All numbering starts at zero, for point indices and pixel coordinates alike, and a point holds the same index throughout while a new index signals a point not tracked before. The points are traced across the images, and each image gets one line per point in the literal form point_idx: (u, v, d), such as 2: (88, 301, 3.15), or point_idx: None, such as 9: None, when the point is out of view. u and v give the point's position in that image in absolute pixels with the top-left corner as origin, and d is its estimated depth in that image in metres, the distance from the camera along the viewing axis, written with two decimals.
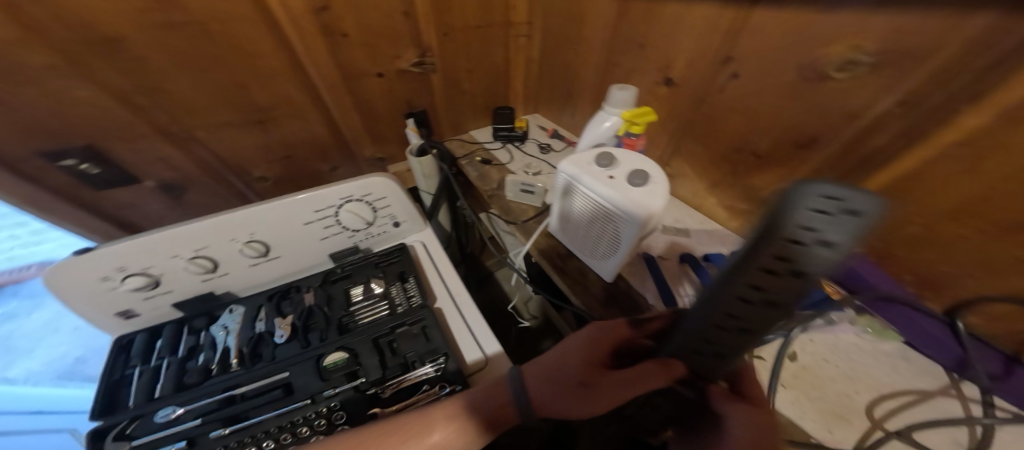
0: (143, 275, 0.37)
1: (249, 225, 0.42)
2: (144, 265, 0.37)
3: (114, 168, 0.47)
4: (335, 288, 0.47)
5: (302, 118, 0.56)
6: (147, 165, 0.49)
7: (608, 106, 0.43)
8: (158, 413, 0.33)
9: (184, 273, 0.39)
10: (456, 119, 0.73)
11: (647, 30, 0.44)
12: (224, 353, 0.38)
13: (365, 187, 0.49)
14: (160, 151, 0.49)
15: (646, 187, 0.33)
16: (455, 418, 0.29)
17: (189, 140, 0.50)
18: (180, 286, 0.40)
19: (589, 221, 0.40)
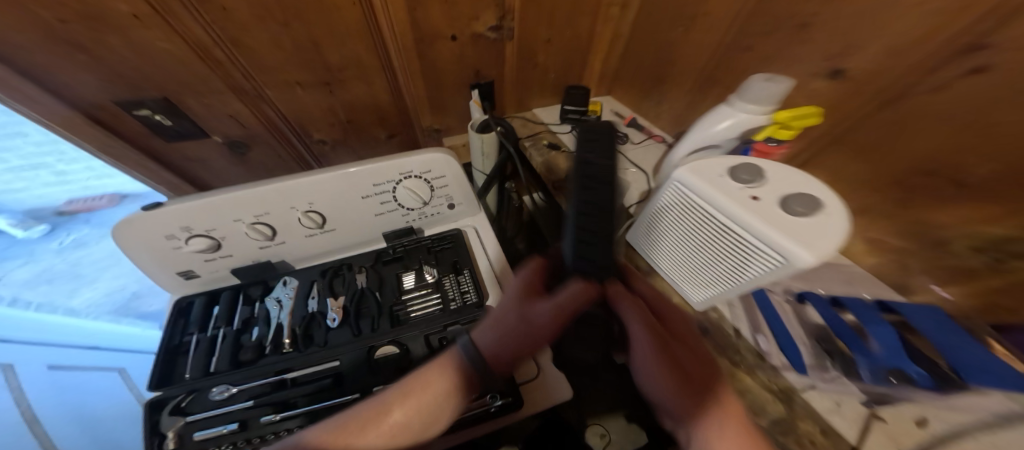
0: (205, 237, 0.35)
1: (308, 193, 0.40)
2: (208, 227, 0.35)
3: (186, 122, 0.46)
4: (386, 271, 0.45)
5: (368, 83, 0.51)
6: (215, 119, 0.47)
7: (745, 103, 0.37)
8: (213, 390, 0.32)
9: (244, 238, 0.38)
10: (523, 95, 0.66)
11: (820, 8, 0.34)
12: (277, 331, 0.37)
13: (425, 164, 0.46)
14: (229, 107, 0.46)
15: (812, 219, 0.25)
16: (419, 398, 0.28)
17: (256, 98, 0.47)
18: (240, 251, 0.38)
19: (701, 245, 0.33)
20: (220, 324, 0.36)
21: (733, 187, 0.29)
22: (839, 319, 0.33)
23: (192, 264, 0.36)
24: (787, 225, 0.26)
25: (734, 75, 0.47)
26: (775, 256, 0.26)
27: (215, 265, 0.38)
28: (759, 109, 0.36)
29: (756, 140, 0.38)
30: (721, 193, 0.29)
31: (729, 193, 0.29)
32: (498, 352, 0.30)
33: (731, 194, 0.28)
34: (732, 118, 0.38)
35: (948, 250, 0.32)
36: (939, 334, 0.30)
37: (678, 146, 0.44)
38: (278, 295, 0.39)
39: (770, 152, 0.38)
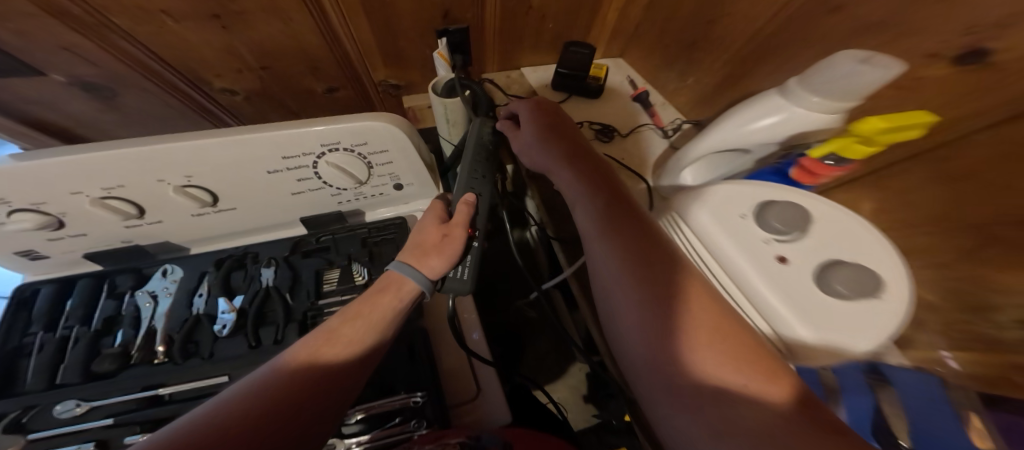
0: (36, 213, 0.28)
1: (182, 165, 0.29)
2: (34, 201, 0.27)
3: (4, 57, 0.35)
4: (306, 263, 0.37)
5: (283, 18, 0.40)
6: (48, 55, 0.36)
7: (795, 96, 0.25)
8: (57, 408, 0.27)
9: (96, 216, 0.30)
10: (507, 48, 0.56)
11: None
12: (146, 337, 0.30)
13: (357, 135, 0.32)
14: (64, 41, 0.34)
15: (857, 305, 0.23)
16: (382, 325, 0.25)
17: (102, 29, 0.35)
18: (98, 230, 0.31)
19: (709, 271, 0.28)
20: (73, 323, 0.31)
21: (752, 235, 0.27)
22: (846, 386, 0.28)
23: (32, 244, 0.31)
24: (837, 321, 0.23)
25: (776, 42, 0.35)
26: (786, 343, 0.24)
27: (67, 244, 0.32)
28: (828, 102, 0.23)
29: (809, 154, 0.28)
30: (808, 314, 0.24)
31: (753, 250, 0.26)
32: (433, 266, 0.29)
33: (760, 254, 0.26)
34: (782, 113, 0.25)
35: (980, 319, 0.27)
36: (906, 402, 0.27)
37: (695, 145, 0.32)
38: (153, 289, 0.33)
39: (821, 172, 0.28)
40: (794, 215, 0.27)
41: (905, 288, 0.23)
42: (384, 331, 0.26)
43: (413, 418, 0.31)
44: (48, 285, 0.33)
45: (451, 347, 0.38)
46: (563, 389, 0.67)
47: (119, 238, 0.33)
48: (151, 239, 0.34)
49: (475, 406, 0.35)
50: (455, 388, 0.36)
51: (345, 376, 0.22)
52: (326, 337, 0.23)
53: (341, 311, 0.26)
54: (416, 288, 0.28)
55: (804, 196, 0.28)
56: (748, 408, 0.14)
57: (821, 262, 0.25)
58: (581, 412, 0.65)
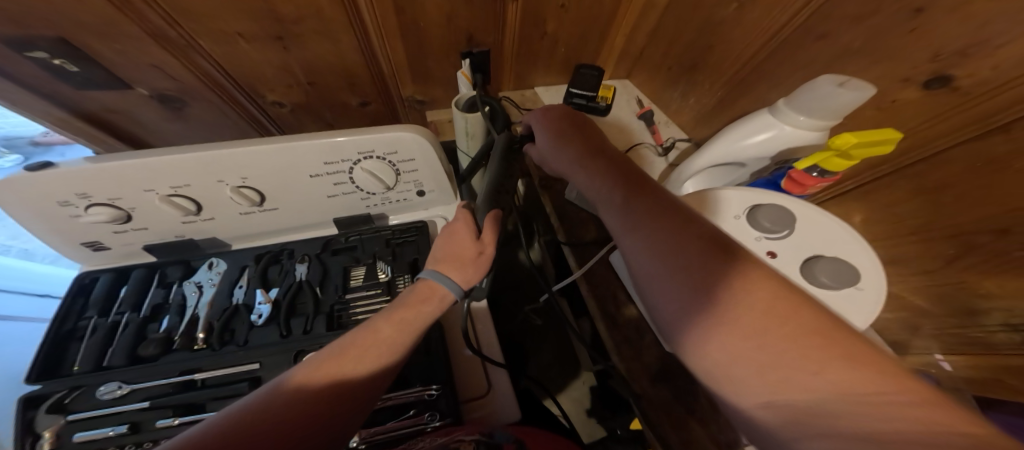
0: (109, 207, 0.32)
1: (239, 167, 0.33)
2: (110, 196, 0.31)
3: (97, 68, 0.42)
4: (334, 261, 0.39)
5: (332, 40, 0.47)
6: (137, 70, 0.43)
7: (785, 112, 0.28)
8: (101, 389, 0.29)
9: (159, 211, 0.34)
10: (523, 70, 0.61)
11: None
12: (190, 323, 0.33)
13: (389, 143, 0.35)
14: (152, 56, 0.42)
15: (842, 295, 0.26)
16: (410, 330, 0.27)
17: (186, 48, 0.43)
18: (156, 224, 0.35)
19: None
20: (125, 309, 0.34)
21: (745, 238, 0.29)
22: None
23: (101, 235, 0.34)
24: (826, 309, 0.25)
25: (768, 66, 0.39)
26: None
27: (128, 237, 0.35)
28: (813, 121, 0.27)
29: (794, 167, 0.30)
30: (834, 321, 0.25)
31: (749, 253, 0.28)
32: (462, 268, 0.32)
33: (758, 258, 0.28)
34: (774, 130, 0.29)
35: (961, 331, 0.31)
36: None
37: (694, 160, 0.34)
38: (199, 280, 0.36)
39: (808, 183, 0.30)
40: (780, 216, 0.29)
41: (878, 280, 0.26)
42: (411, 342, 0.27)
43: (427, 410, 0.32)
44: (106, 274, 0.36)
45: (460, 342, 0.39)
46: (568, 402, 0.66)
47: (173, 233, 0.36)
48: (201, 234, 0.37)
49: (486, 402, 0.36)
50: (466, 384, 0.37)
51: (360, 394, 0.24)
52: (365, 336, 0.26)
53: (388, 309, 0.28)
54: (453, 297, 0.30)
55: (790, 202, 0.30)
56: (845, 405, 0.12)
57: (810, 256, 0.28)
58: (585, 425, 0.63)
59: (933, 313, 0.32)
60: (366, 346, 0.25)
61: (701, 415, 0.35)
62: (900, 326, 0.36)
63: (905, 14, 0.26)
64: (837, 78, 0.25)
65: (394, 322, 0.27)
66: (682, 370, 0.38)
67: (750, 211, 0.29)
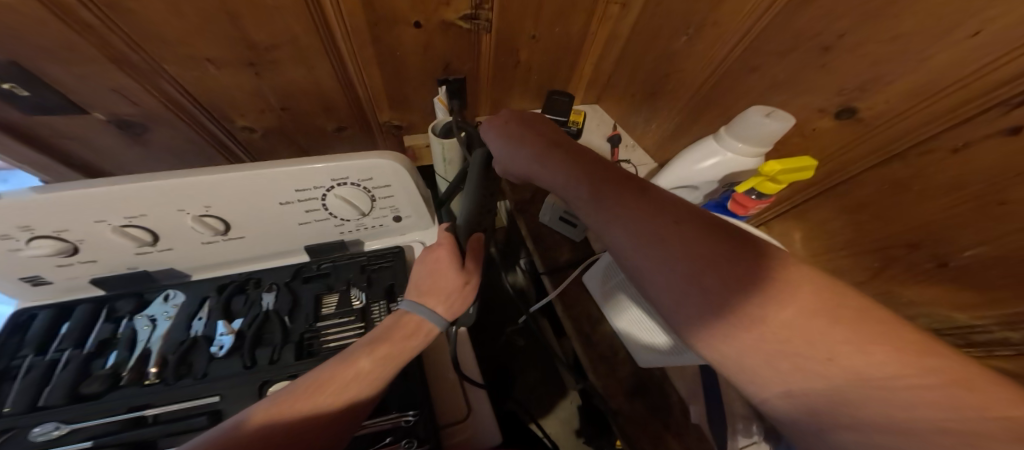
0: (54, 239, 0.30)
1: (204, 195, 0.32)
2: (56, 228, 0.29)
3: (50, 93, 0.40)
4: (306, 288, 0.38)
5: (307, 66, 0.48)
6: (96, 95, 0.42)
7: (726, 139, 0.32)
8: (34, 430, 0.26)
9: (111, 242, 0.32)
10: (498, 95, 0.64)
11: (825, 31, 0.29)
12: (141, 358, 0.30)
13: (363, 170, 0.35)
14: (115, 82, 0.41)
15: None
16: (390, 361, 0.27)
17: (150, 72, 0.42)
18: (107, 256, 0.33)
19: None
20: (66, 345, 0.30)
21: None
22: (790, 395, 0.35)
23: (41, 269, 0.32)
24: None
25: (717, 95, 0.43)
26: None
27: (72, 270, 0.33)
28: (749, 147, 0.31)
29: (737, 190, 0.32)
30: None
31: None
32: (437, 291, 0.32)
33: None
34: (719, 155, 0.33)
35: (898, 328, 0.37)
36: None
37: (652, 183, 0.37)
38: (153, 313, 0.34)
39: (749, 205, 0.32)
40: None
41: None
42: (391, 375, 0.27)
43: (405, 436, 0.31)
44: (46, 310, 0.33)
45: (442, 367, 0.38)
46: (554, 424, 0.65)
47: (125, 265, 0.34)
48: (157, 266, 0.35)
49: (467, 426, 0.35)
50: (445, 410, 0.35)
51: (334, 428, 0.24)
52: (342, 370, 0.26)
53: (367, 337, 0.28)
54: (434, 329, 0.30)
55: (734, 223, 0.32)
56: (863, 397, 0.13)
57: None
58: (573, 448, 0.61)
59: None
60: (343, 381, 0.25)
61: (677, 429, 0.36)
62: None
63: (816, 52, 0.30)
64: (764, 110, 0.29)
65: (375, 354, 0.27)
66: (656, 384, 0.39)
67: None
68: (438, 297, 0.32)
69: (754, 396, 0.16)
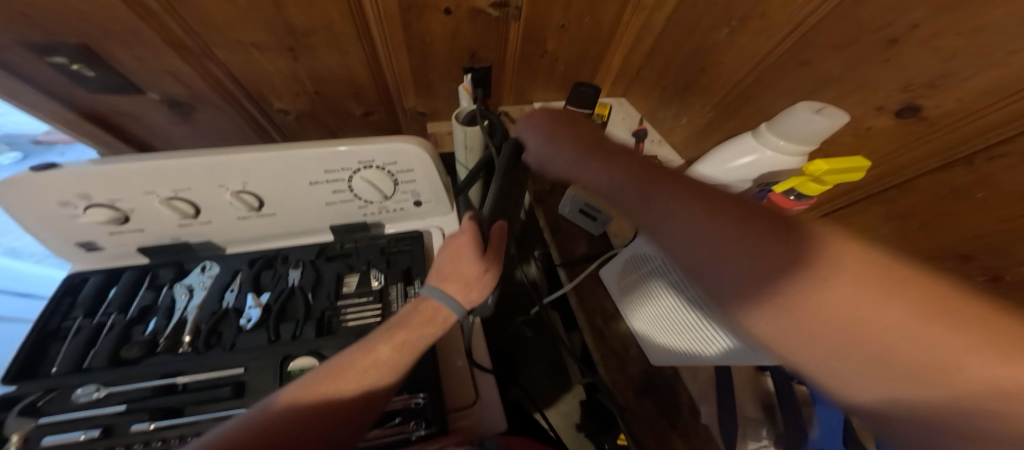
0: (108, 208, 0.32)
1: (241, 172, 0.33)
2: (110, 198, 0.32)
3: (112, 73, 0.43)
4: (328, 268, 0.39)
5: (340, 51, 0.49)
6: (151, 76, 0.45)
7: (767, 134, 0.30)
8: (79, 391, 0.29)
9: (158, 213, 0.34)
10: (523, 86, 0.63)
11: (884, 24, 0.27)
12: (177, 327, 0.33)
13: (389, 154, 0.36)
14: (168, 63, 0.44)
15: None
16: (405, 352, 0.27)
17: (201, 57, 0.44)
18: (153, 227, 0.35)
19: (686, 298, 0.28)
20: (111, 311, 0.34)
21: None
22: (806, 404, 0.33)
23: (94, 236, 0.35)
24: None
25: (757, 89, 0.41)
26: (726, 348, 0.25)
27: (122, 238, 0.36)
28: (793, 146, 0.29)
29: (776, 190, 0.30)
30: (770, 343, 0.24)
31: None
32: (452, 278, 0.32)
33: None
34: (757, 153, 0.31)
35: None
36: None
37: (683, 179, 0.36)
38: (190, 283, 0.37)
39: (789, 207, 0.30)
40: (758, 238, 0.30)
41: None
42: (408, 365, 0.27)
43: (414, 418, 0.32)
44: (96, 274, 0.36)
45: (454, 348, 0.39)
46: (557, 417, 0.65)
47: (168, 236, 0.37)
48: (197, 238, 0.38)
49: (473, 412, 0.36)
50: (454, 393, 0.36)
51: (354, 411, 0.25)
52: (361, 358, 0.26)
53: (385, 327, 0.29)
54: (454, 317, 0.30)
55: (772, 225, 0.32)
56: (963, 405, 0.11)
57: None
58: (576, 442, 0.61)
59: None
60: (362, 367, 0.26)
61: (684, 429, 0.36)
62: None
63: (881, 44, 0.28)
64: (810, 104, 0.27)
65: (391, 344, 0.27)
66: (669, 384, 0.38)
67: None
68: (452, 286, 0.32)
69: (844, 402, 0.14)
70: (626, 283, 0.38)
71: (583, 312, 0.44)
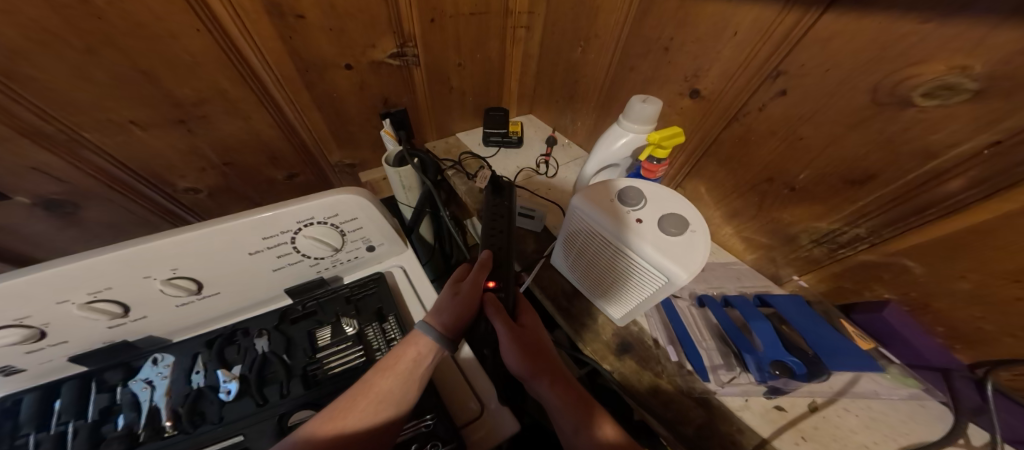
0: (19, 328, 0.29)
1: (167, 259, 0.32)
2: (16, 316, 0.29)
3: None
4: (296, 329, 0.39)
5: (243, 117, 0.49)
6: (18, 177, 0.40)
7: (626, 121, 0.43)
8: None
9: (80, 320, 0.31)
10: (443, 121, 0.70)
11: (679, 35, 0.44)
12: (152, 415, 0.31)
13: (329, 207, 0.37)
14: (30, 157, 0.39)
15: (682, 238, 0.32)
16: (409, 384, 0.29)
17: (70, 143, 0.41)
18: (79, 335, 0.32)
19: (618, 256, 0.34)
20: (67, 418, 0.31)
21: (618, 212, 0.34)
22: (733, 325, 0.41)
23: (9, 359, 0.31)
24: (675, 251, 0.30)
25: (624, 91, 0.55)
26: (661, 276, 0.31)
27: (45, 354, 0.32)
28: (643, 127, 0.43)
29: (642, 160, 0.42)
30: (686, 261, 0.30)
31: (619, 221, 0.33)
32: (438, 305, 0.35)
33: (624, 222, 0.33)
34: (625, 136, 0.44)
35: (799, 243, 0.44)
36: (801, 321, 0.40)
37: (588, 164, 0.48)
38: (148, 376, 0.34)
39: (656, 169, 0.42)
40: (638, 192, 0.35)
41: (699, 221, 0.33)
42: (413, 386, 0.29)
43: (428, 440, 0.33)
44: (32, 393, 0.32)
45: (444, 369, 0.40)
46: None
47: (98, 341, 0.34)
48: (136, 334, 0.35)
49: (483, 421, 0.36)
50: (458, 410, 0.37)
51: (372, 441, 0.26)
52: (364, 392, 0.28)
53: (376, 363, 0.31)
54: (436, 347, 0.32)
55: (648, 184, 0.37)
56: None
57: (660, 216, 0.33)
58: None
59: (773, 245, 0.48)
60: (372, 396, 0.28)
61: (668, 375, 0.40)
62: (765, 261, 0.50)
63: None
64: (642, 96, 0.43)
65: (388, 375, 0.29)
66: (636, 337, 0.44)
67: (618, 195, 0.35)
68: (433, 311, 0.35)
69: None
70: (572, 258, 0.44)
71: (557, 302, 0.49)
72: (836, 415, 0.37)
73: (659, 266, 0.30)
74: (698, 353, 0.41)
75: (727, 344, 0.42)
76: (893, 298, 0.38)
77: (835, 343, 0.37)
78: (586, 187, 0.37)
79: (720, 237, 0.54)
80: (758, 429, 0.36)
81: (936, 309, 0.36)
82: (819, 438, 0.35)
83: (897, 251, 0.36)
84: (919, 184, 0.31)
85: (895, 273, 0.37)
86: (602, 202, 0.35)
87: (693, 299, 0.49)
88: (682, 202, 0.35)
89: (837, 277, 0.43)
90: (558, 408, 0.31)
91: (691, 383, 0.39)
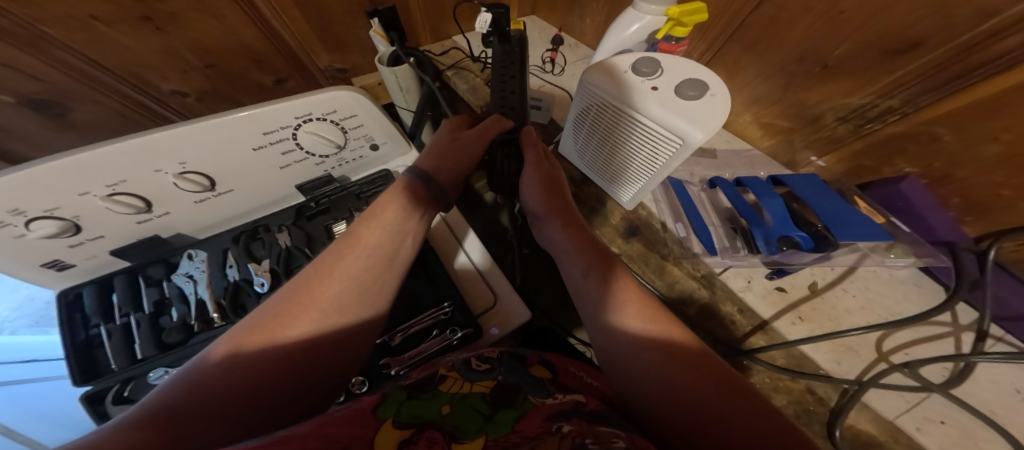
0: (51, 220, 0.29)
1: (175, 152, 0.31)
2: (46, 207, 0.29)
3: None
4: (313, 225, 0.40)
5: (215, 15, 0.45)
6: None
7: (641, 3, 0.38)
8: (150, 376, 0.30)
9: (108, 214, 0.32)
10: (437, 24, 0.64)
11: None
12: (199, 306, 0.33)
13: (326, 102, 0.35)
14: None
15: (701, 100, 0.30)
16: (399, 231, 0.31)
17: (34, 39, 0.38)
18: (113, 228, 0.33)
19: (632, 127, 0.33)
20: (127, 311, 0.33)
21: (632, 82, 0.32)
22: (744, 203, 0.41)
23: (54, 252, 0.32)
24: (691, 111, 0.29)
25: None
26: (675, 140, 0.30)
27: (88, 248, 0.33)
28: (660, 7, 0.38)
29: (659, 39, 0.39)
30: (704, 120, 0.28)
31: (632, 89, 0.31)
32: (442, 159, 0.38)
33: (638, 89, 0.31)
34: (641, 20, 0.40)
35: (823, 123, 0.42)
36: (816, 198, 0.39)
37: (599, 53, 0.45)
38: (187, 271, 0.36)
39: (673, 50, 0.40)
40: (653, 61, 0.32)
41: (721, 85, 0.31)
42: (400, 236, 0.30)
43: (449, 325, 0.34)
44: (89, 286, 0.35)
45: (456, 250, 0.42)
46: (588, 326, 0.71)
47: (133, 235, 0.35)
48: (167, 230, 0.36)
49: (497, 312, 0.37)
50: (473, 301, 0.37)
51: (371, 276, 0.27)
52: (352, 243, 0.28)
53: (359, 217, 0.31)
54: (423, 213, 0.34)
55: (666, 55, 0.34)
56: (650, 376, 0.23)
57: (677, 82, 0.31)
58: None
59: (793, 129, 0.46)
60: (356, 254, 0.28)
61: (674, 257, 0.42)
62: (783, 146, 0.48)
63: None
64: None
65: (374, 226, 0.30)
66: (646, 223, 0.45)
67: (632, 66, 0.33)
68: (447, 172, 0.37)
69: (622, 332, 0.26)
70: (585, 146, 0.43)
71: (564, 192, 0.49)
72: (835, 296, 0.39)
73: (674, 128, 0.29)
74: (703, 223, 0.42)
75: (726, 210, 0.44)
76: (913, 171, 0.38)
77: (847, 217, 0.37)
78: (597, 62, 0.35)
79: (738, 126, 0.52)
80: (760, 311, 0.38)
81: (956, 179, 0.35)
82: (814, 319, 0.37)
83: (930, 119, 0.33)
84: (971, 46, 0.28)
85: (922, 143, 0.35)
86: (615, 74, 0.33)
87: (705, 184, 0.48)
88: (700, 68, 0.32)
89: (859, 154, 0.41)
90: (567, 249, 0.34)
91: (698, 265, 0.40)
